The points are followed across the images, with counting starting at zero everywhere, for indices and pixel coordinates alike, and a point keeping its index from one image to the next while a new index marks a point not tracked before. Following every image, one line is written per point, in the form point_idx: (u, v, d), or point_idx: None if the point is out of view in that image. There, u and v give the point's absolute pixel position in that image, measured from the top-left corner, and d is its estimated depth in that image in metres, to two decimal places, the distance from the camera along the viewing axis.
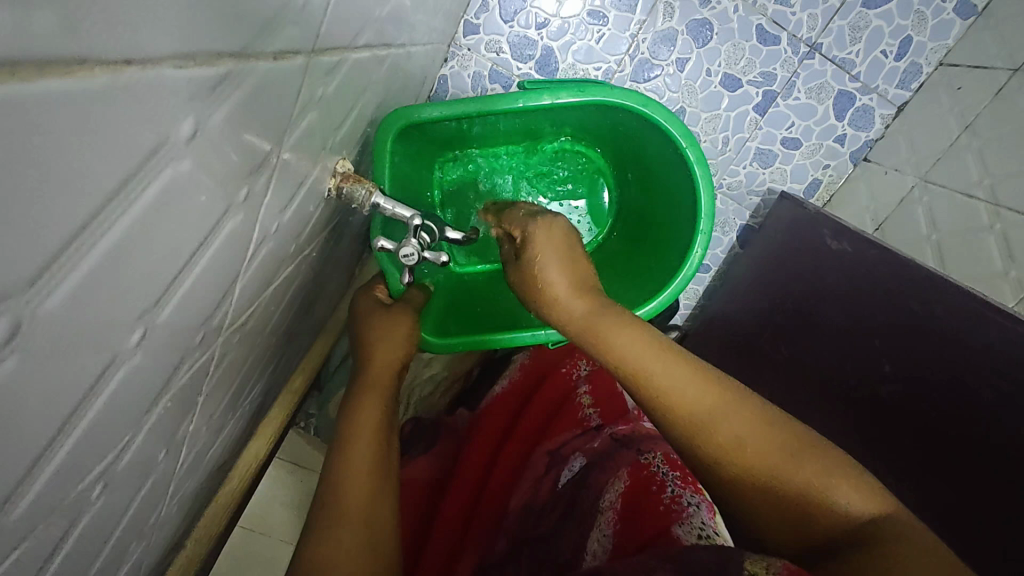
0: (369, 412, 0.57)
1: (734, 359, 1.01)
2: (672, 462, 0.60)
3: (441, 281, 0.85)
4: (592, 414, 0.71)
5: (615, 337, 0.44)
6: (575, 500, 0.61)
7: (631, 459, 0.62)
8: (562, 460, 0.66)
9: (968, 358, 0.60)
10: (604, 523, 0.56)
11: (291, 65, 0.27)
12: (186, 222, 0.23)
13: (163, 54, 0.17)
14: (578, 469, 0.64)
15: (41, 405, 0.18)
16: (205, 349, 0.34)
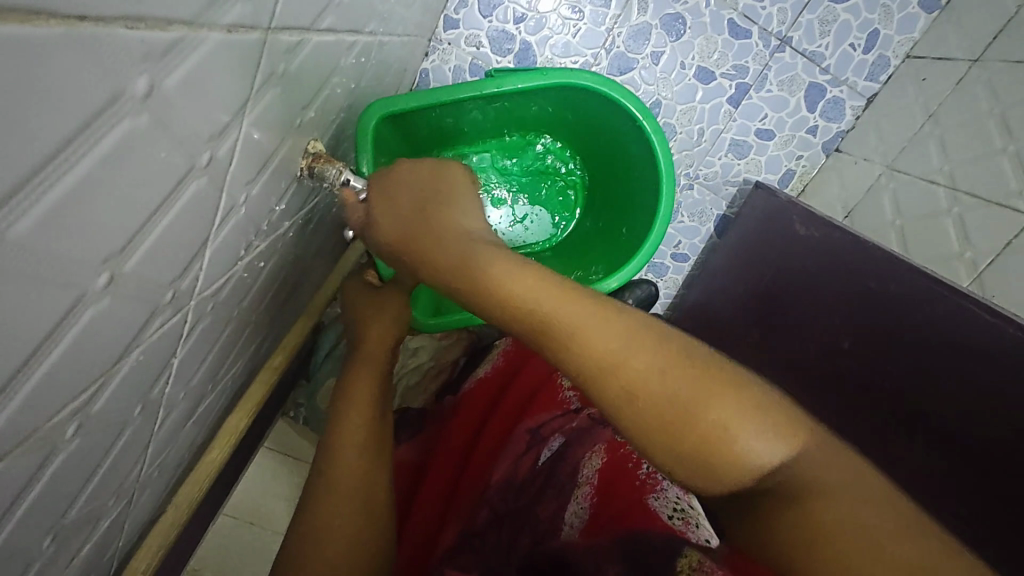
0: (361, 390, 0.58)
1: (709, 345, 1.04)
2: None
3: None
4: (572, 397, 0.72)
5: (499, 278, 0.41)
6: (554, 474, 0.62)
7: (609, 436, 0.63)
8: (542, 439, 0.67)
9: (925, 334, 0.63)
10: (582, 496, 0.57)
11: (246, 39, 0.30)
12: (147, 176, 0.26)
13: (115, 15, 0.19)
14: (557, 448, 0.65)
15: (16, 325, 0.21)
16: (175, 309, 0.37)
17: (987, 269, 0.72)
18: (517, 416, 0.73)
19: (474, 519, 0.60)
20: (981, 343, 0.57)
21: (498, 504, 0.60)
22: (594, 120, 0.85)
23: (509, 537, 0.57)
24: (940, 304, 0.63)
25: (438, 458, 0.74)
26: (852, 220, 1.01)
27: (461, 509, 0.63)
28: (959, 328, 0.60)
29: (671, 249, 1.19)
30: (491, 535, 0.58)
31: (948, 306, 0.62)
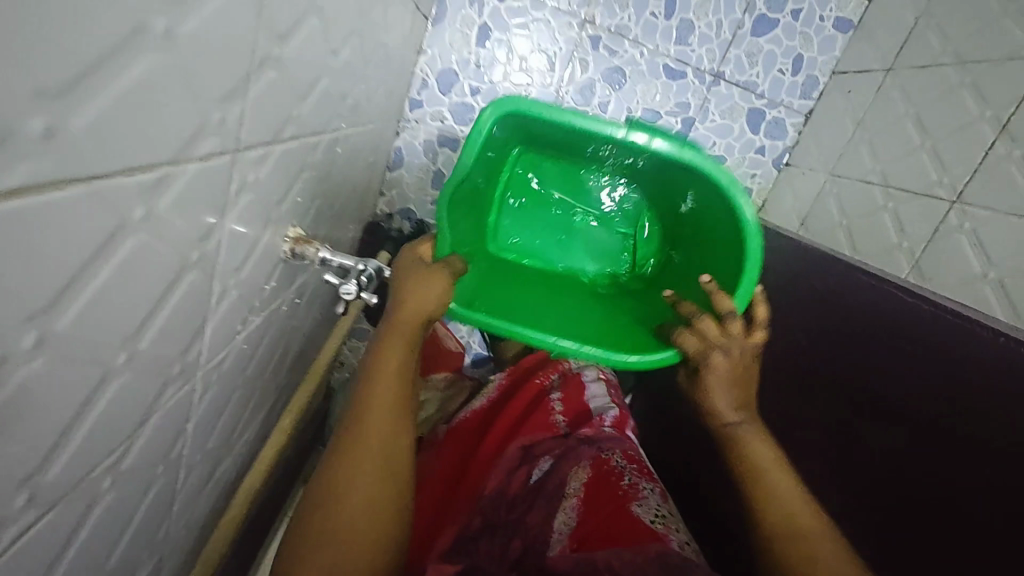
0: (392, 360, 0.61)
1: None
2: (630, 457, 0.68)
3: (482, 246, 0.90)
4: (561, 421, 0.77)
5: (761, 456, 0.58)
6: (543, 488, 0.65)
7: (593, 454, 0.68)
8: (533, 459, 0.70)
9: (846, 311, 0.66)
10: (570, 504, 0.61)
11: (218, 162, 0.39)
12: (150, 275, 0.34)
13: (118, 169, 0.28)
14: (547, 467, 0.69)
15: (62, 394, 0.29)
16: (185, 379, 0.45)
17: (922, 254, 0.78)
18: (507, 436, 0.77)
19: (467, 527, 0.63)
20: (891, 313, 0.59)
21: (489, 513, 0.63)
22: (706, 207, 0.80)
23: (500, 543, 0.60)
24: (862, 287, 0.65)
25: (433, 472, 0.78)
26: (807, 228, 1.06)
27: (456, 515, 0.68)
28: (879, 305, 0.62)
29: None
30: (485, 541, 0.61)
31: (864, 290, 0.64)
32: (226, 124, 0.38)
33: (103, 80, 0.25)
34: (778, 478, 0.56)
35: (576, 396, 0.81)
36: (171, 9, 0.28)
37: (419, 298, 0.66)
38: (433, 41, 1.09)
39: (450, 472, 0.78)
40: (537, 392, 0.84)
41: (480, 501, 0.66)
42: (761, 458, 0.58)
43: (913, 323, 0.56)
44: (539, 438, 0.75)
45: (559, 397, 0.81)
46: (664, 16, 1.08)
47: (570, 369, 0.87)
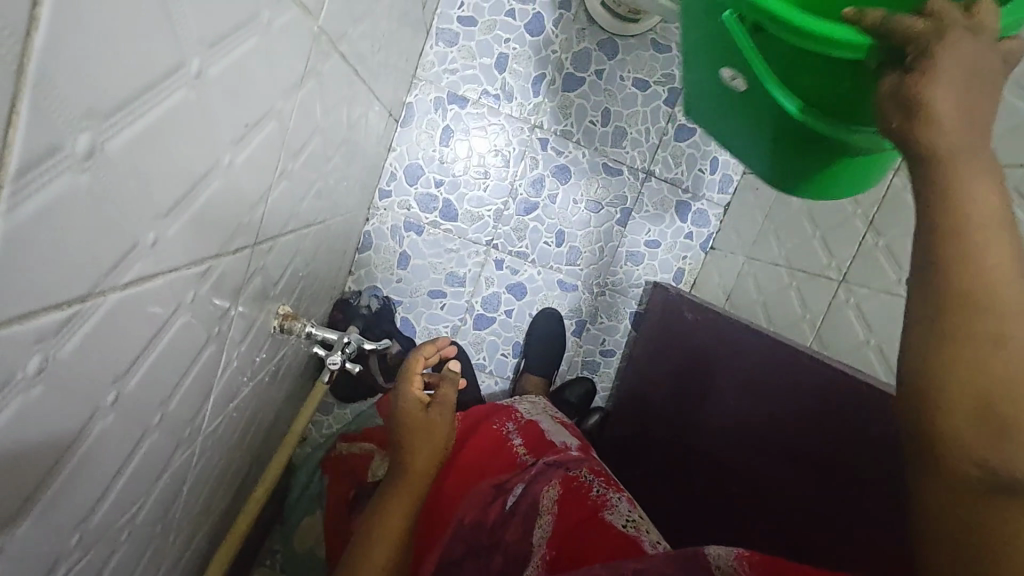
0: (393, 519, 0.64)
1: (642, 421, 1.17)
2: (596, 473, 0.79)
3: None
4: (526, 457, 0.86)
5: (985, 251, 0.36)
6: (518, 509, 0.73)
7: (562, 474, 0.77)
8: (504, 490, 0.77)
9: (789, 380, 0.80)
10: (544, 522, 0.70)
11: (241, 255, 0.47)
12: (187, 345, 0.41)
13: (184, 262, 0.36)
14: (519, 493, 0.76)
15: (118, 445, 0.35)
16: (190, 443, 0.50)
17: (821, 325, 0.93)
18: (476, 473, 0.85)
19: (451, 552, 0.71)
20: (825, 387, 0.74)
21: (470, 541, 0.71)
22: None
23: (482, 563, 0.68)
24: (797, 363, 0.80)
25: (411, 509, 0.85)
26: (732, 302, 1.22)
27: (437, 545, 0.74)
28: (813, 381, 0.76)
29: (598, 346, 1.37)
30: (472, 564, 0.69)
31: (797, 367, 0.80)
32: (251, 225, 0.47)
33: (189, 200, 0.34)
34: (981, 221, 0.37)
35: (537, 437, 0.90)
36: (233, 147, 0.38)
37: (432, 427, 0.69)
38: (402, 140, 1.23)
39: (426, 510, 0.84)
40: (497, 434, 0.91)
41: (458, 529, 0.74)
42: (978, 197, 0.37)
43: (846, 393, 0.71)
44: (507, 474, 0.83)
45: (520, 437, 0.91)
46: (601, 123, 1.27)
47: (524, 417, 0.96)
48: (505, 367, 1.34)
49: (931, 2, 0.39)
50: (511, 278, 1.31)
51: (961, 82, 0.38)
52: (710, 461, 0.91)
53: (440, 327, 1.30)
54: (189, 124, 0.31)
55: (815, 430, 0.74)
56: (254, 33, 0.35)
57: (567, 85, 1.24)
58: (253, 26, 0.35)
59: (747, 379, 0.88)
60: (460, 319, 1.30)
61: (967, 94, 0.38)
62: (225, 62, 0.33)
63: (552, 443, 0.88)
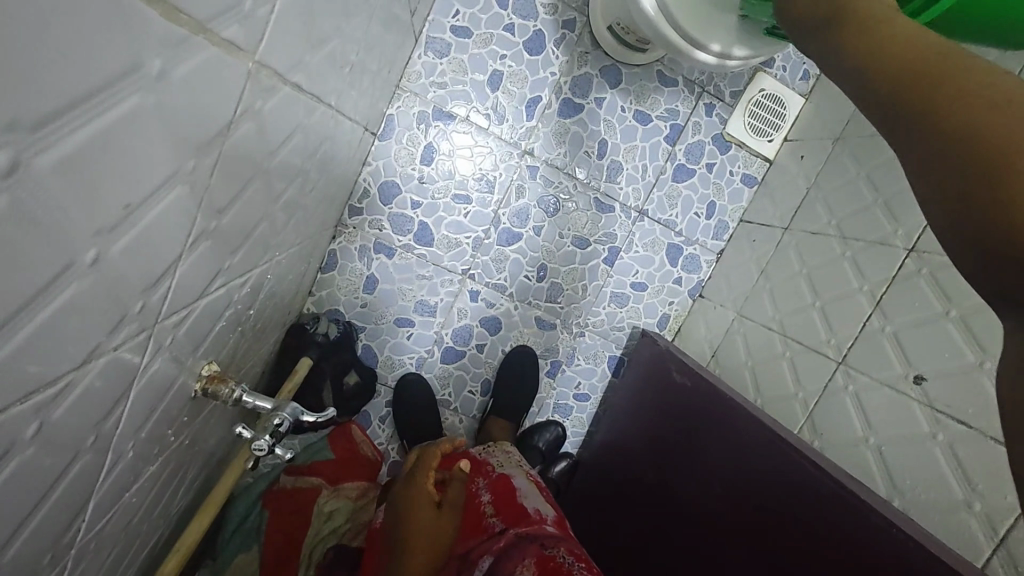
0: None
1: (613, 479, 1.10)
2: (575, 555, 0.74)
3: None
4: (496, 521, 0.82)
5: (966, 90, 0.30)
6: None
7: (536, 551, 0.75)
8: (473, 563, 0.78)
9: (781, 484, 0.74)
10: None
11: (132, 343, 0.37)
12: (35, 479, 0.31)
13: (9, 402, 0.26)
14: (486, 567, 0.76)
15: None
16: (55, 565, 0.40)
17: (814, 409, 0.86)
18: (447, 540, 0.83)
19: None
20: (824, 503, 0.68)
21: None
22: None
23: None
24: (791, 466, 0.73)
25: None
26: (717, 359, 1.15)
27: None
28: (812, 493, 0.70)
29: (572, 389, 1.29)
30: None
31: (794, 473, 0.73)
32: (146, 308, 0.37)
33: (13, 330, 0.24)
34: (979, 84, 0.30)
35: (508, 494, 0.86)
36: (103, 237, 0.27)
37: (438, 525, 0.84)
38: (379, 155, 1.12)
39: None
40: (471, 494, 0.90)
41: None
42: (924, 48, 0.34)
43: (847, 519, 0.65)
44: (476, 543, 0.81)
45: (490, 498, 0.87)
46: (596, 155, 1.18)
47: (495, 472, 0.92)
48: (471, 405, 1.24)
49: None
50: (485, 311, 1.22)
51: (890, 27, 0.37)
52: (687, 548, 0.83)
53: (405, 358, 1.20)
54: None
55: (806, 546, 0.68)
56: (132, 91, 0.25)
57: (564, 111, 1.15)
58: (130, 82, 0.25)
59: (733, 463, 0.81)
60: (427, 351, 1.21)
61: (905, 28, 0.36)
62: (76, 140, 0.23)
63: (522, 505, 0.84)
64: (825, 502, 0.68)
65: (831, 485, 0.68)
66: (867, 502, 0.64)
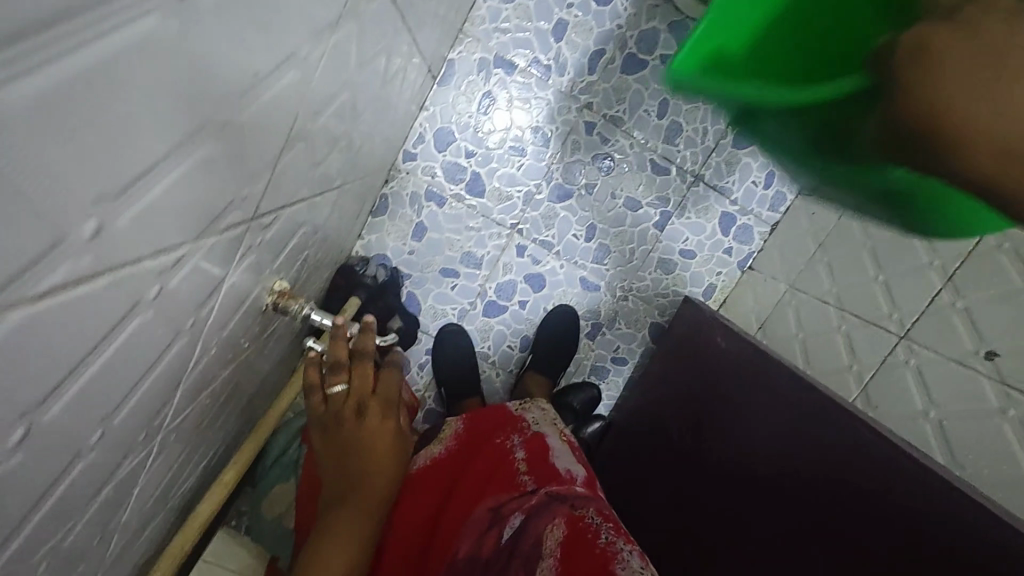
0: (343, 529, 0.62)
1: (649, 453, 1.07)
2: (603, 516, 0.69)
3: None
4: (527, 479, 0.77)
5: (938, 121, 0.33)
6: (516, 549, 0.68)
7: (567, 511, 0.69)
8: (502, 518, 0.72)
9: (841, 454, 0.71)
10: (547, 569, 0.63)
11: (233, 232, 0.37)
12: (146, 348, 0.32)
13: (143, 255, 0.26)
14: (517, 526, 0.70)
15: (29, 483, 0.26)
16: (146, 445, 0.42)
17: (869, 381, 0.84)
18: (476, 492, 0.78)
19: None
20: (887, 473, 0.65)
21: None
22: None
23: None
24: (843, 430, 0.72)
25: (402, 526, 0.82)
26: (765, 331, 1.13)
27: None
28: (857, 457, 0.69)
29: (610, 352, 1.28)
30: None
31: (857, 442, 0.70)
32: (249, 197, 0.37)
33: (156, 176, 0.24)
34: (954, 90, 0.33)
35: (542, 451, 0.81)
36: (227, 100, 0.28)
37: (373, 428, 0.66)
38: (436, 100, 1.13)
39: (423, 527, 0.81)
40: (502, 447, 0.83)
41: (455, 564, 0.71)
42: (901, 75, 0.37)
43: (898, 478, 0.64)
44: (506, 498, 0.75)
45: (523, 454, 0.81)
46: (655, 115, 1.15)
47: (530, 427, 0.86)
48: (509, 360, 1.25)
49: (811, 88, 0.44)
50: (531, 268, 1.21)
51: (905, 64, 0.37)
52: (729, 520, 0.82)
53: (447, 309, 1.21)
54: (155, 67, 0.21)
55: (864, 516, 0.66)
56: None
57: (627, 67, 1.12)
58: None
59: (776, 423, 0.81)
60: (470, 303, 1.21)
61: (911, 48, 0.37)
62: None
63: (556, 465, 0.78)
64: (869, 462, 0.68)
65: (897, 454, 0.65)
66: (938, 472, 0.61)
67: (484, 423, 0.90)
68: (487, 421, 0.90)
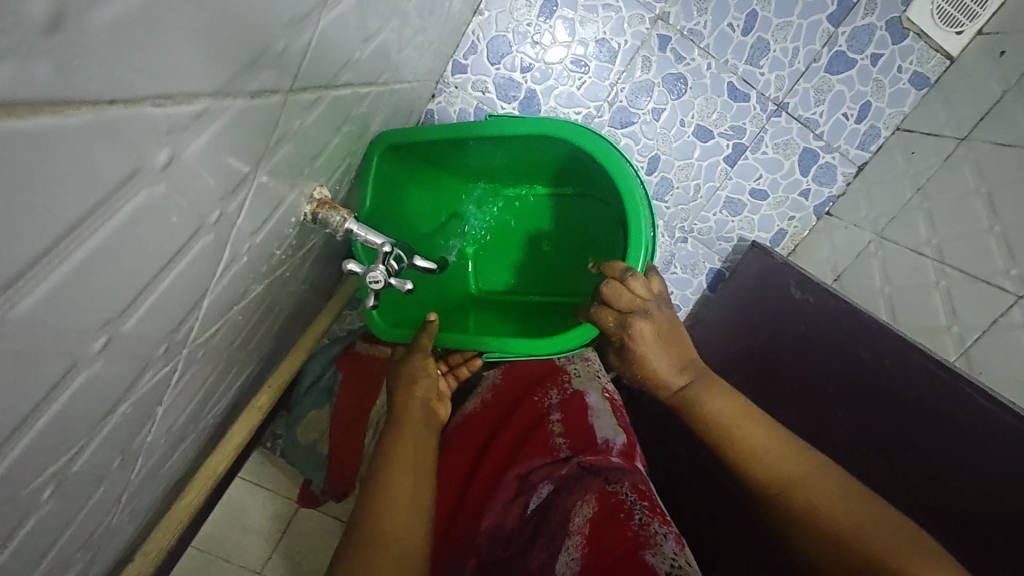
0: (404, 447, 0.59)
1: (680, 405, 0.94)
2: (640, 492, 0.61)
3: (518, 161, 0.78)
4: (562, 443, 0.70)
5: (758, 436, 0.53)
6: (542, 524, 0.62)
7: (599, 487, 0.62)
8: (530, 486, 0.67)
9: (948, 425, 0.59)
10: (573, 547, 0.57)
11: (268, 102, 0.30)
12: (157, 241, 0.26)
13: (143, 95, 0.19)
14: (546, 496, 0.65)
15: (7, 395, 0.20)
16: (169, 360, 0.36)
17: (973, 345, 0.75)
18: (506, 459, 0.73)
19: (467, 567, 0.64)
20: (985, 450, 0.55)
21: (487, 554, 0.63)
22: (562, 198, 0.83)
23: None
24: (941, 393, 0.61)
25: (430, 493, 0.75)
26: (841, 283, 1.03)
27: (457, 549, 0.68)
28: (959, 428, 0.58)
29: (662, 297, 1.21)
30: None
31: (974, 413, 0.57)
32: (287, 54, 0.29)
33: None
34: (766, 445, 0.53)
35: (578, 414, 0.74)
36: None
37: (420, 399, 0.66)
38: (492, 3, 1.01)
39: (455, 489, 0.75)
40: (537, 407, 0.77)
41: (477, 538, 0.66)
42: (749, 432, 0.54)
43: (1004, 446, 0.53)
44: (537, 464, 0.69)
45: (559, 418, 0.74)
46: (741, 31, 0.99)
47: (571, 388, 0.78)
48: None
49: (602, 312, 0.59)
50: None
51: (721, 393, 0.57)
52: None
53: None
54: None
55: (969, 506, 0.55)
56: None
57: None
58: None
59: (860, 393, 0.70)
60: None
61: (717, 388, 0.58)
62: None
63: (595, 432, 0.71)
64: (969, 436, 0.57)
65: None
66: None
67: (520, 384, 0.84)
68: (521, 382, 0.84)
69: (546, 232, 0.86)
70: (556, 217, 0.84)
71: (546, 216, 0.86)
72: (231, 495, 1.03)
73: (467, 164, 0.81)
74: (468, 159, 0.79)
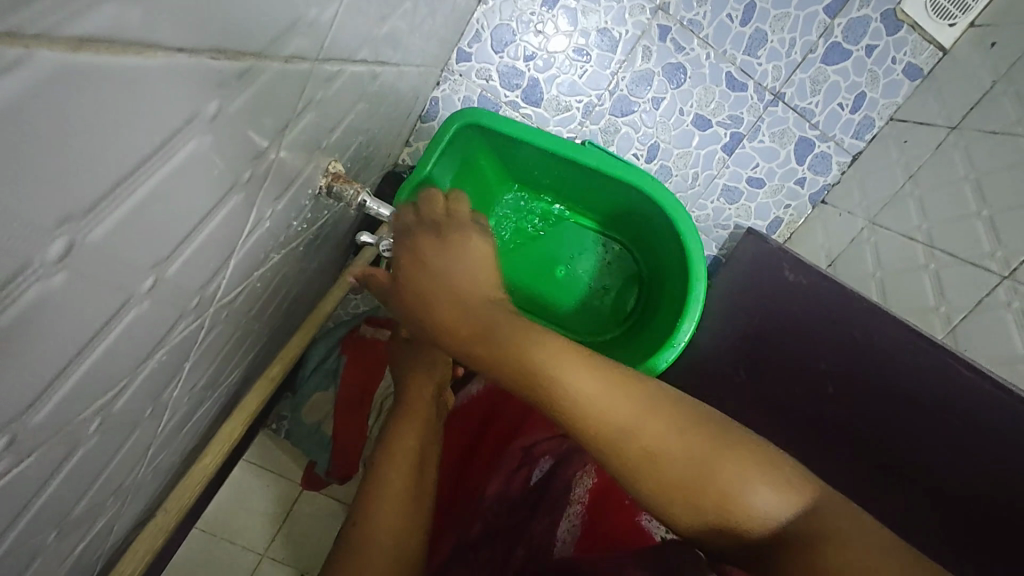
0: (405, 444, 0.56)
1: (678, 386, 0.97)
2: None
3: (577, 191, 0.84)
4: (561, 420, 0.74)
5: (607, 409, 0.41)
6: (545, 493, 0.64)
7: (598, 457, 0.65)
8: (533, 458, 0.69)
9: (932, 395, 0.63)
10: (573, 514, 0.59)
11: (299, 69, 0.32)
12: (201, 191, 0.28)
13: (204, 47, 0.21)
14: (547, 468, 0.68)
15: (76, 318, 0.23)
16: (198, 316, 0.38)
17: (959, 324, 0.77)
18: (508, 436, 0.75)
19: (467, 535, 0.64)
20: (969, 418, 0.59)
21: (490, 521, 0.64)
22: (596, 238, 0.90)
23: (503, 551, 0.59)
24: (924, 367, 0.64)
25: None
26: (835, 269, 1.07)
27: (458, 520, 0.68)
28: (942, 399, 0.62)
29: None
30: (484, 548, 0.61)
31: (955, 382, 0.61)
32: (317, 23, 0.31)
33: None
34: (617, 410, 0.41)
35: None
36: None
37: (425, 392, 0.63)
38: None
39: (453, 465, 0.76)
40: None
41: (480, 506, 0.67)
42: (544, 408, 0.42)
43: (984, 411, 0.58)
44: (538, 438, 0.72)
45: None
46: (739, 22, 1.02)
47: None
48: None
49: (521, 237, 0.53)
50: None
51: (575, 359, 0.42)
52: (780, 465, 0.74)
53: None
54: None
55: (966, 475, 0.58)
56: None
57: None
58: None
59: (851, 368, 0.72)
60: None
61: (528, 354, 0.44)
62: None
63: None
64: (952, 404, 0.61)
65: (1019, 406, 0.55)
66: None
67: None
68: None
69: (566, 263, 0.90)
70: (582, 252, 0.90)
71: (569, 250, 0.90)
72: (237, 474, 1.05)
73: (524, 172, 0.85)
74: (524, 160, 0.82)
